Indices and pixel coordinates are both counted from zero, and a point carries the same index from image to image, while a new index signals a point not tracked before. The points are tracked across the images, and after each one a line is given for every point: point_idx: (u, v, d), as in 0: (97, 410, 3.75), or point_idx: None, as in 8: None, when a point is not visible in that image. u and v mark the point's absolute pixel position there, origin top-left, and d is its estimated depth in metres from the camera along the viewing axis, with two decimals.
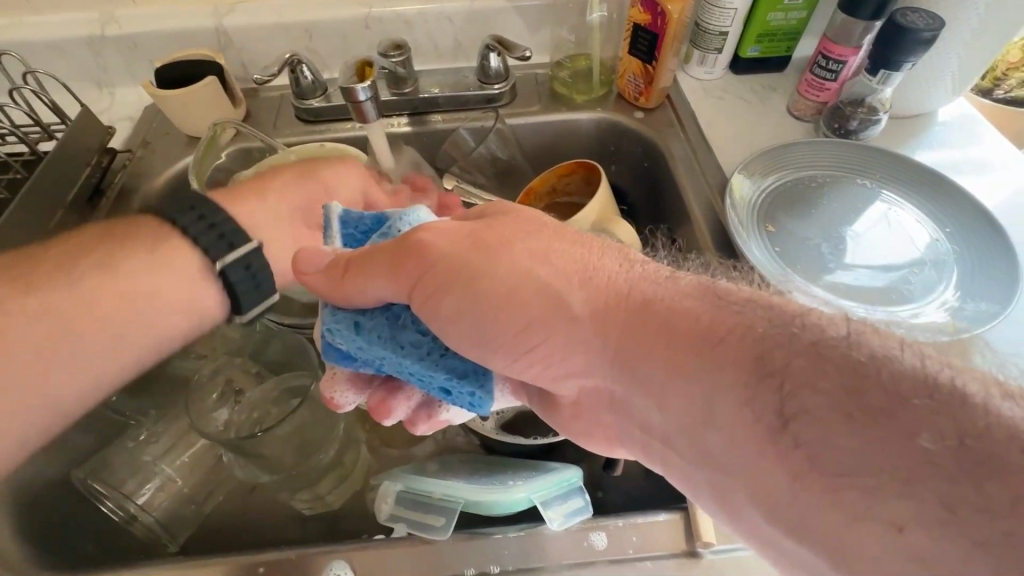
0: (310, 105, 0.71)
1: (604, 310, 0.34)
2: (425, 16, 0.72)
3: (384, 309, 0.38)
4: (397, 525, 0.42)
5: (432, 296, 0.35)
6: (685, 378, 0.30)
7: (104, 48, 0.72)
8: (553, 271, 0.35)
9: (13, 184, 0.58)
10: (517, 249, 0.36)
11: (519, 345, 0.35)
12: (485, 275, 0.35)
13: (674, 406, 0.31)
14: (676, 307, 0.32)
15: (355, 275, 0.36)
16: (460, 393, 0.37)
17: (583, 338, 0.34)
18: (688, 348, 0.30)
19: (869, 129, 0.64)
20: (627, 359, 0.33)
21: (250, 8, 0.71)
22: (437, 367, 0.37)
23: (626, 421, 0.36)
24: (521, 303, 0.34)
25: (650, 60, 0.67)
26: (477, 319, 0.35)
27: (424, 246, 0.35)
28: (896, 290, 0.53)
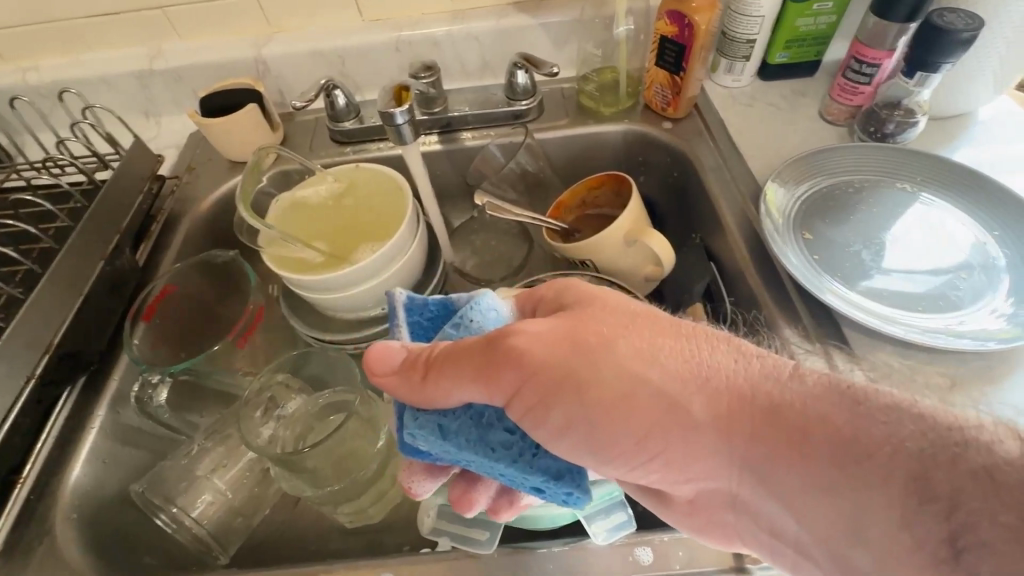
0: (344, 128, 0.73)
1: (729, 415, 0.33)
2: (452, 37, 0.74)
3: (471, 406, 0.39)
4: (439, 537, 0.44)
5: (532, 404, 0.35)
6: (823, 492, 0.30)
7: (152, 81, 0.76)
8: (661, 371, 0.35)
9: (74, 212, 0.60)
10: (619, 349, 0.36)
11: (635, 451, 0.35)
12: (587, 380, 0.35)
13: (814, 523, 0.31)
14: (808, 411, 0.32)
15: (443, 381, 0.36)
16: (555, 491, 0.37)
17: (706, 443, 0.33)
18: (834, 465, 0.30)
19: (907, 132, 0.62)
20: (738, 460, 0.33)
21: (287, 37, 0.75)
22: (532, 470, 0.37)
23: (750, 527, 0.35)
24: (635, 405, 0.34)
25: (677, 71, 0.67)
26: (586, 424, 0.35)
27: (517, 351, 0.35)
28: (943, 297, 0.52)
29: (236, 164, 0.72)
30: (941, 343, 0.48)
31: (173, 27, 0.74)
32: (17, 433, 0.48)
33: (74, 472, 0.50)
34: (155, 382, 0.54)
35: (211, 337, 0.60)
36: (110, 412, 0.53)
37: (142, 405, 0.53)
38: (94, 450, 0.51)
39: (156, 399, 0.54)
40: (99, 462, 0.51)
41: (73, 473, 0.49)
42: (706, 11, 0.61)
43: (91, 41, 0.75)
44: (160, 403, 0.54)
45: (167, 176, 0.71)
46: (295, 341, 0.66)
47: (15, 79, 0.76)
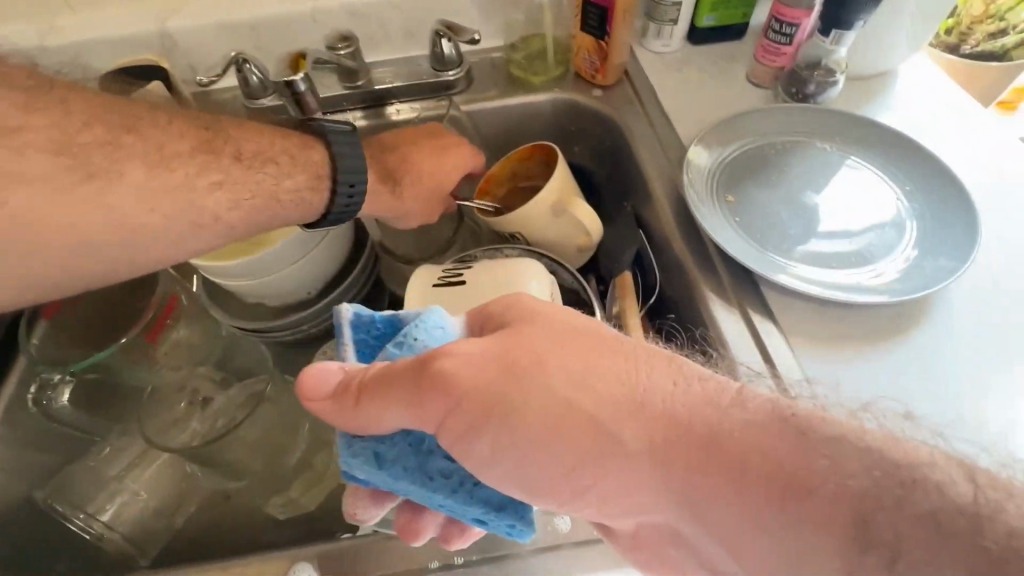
0: (260, 105, 0.69)
1: (667, 445, 0.32)
2: (372, 6, 0.71)
3: (411, 434, 0.37)
4: (363, 521, 0.45)
5: (465, 435, 0.34)
6: (759, 519, 0.30)
7: (45, 59, 0.70)
8: (599, 401, 0.33)
9: None
10: (557, 376, 0.34)
11: (575, 485, 0.34)
12: (526, 411, 0.33)
13: (751, 557, 0.30)
14: (746, 441, 0.31)
15: (380, 414, 0.34)
16: (498, 524, 0.37)
17: (643, 476, 0.32)
18: (775, 496, 0.30)
19: (827, 92, 0.63)
20: (677, 492, 0.32)
21: (192, 9, 0.70)
22: (474, 503, 0.36)
23: (687, 554, 0.35)
24: (572, 434, 0.33)
25: (602, 35, 0.65)
26: (526, 456, 0.34)
27: (453, 382, 0.33)
28: (857, 254, 0.53)
29: None
30: (854, 300, 0.49)
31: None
32: None
33: None
34: (56, 383, 0.52)
35: (104, 334, 0.52)
36: (7, 417, 0.51)
37: (44, 408, 0.52)
38: None
39: (57, 401, 0.51)
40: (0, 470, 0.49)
41: None
42: None
43: None
44: (62, 404, 0.52)
45: None
46: (218, 330, 0.57)
47: None
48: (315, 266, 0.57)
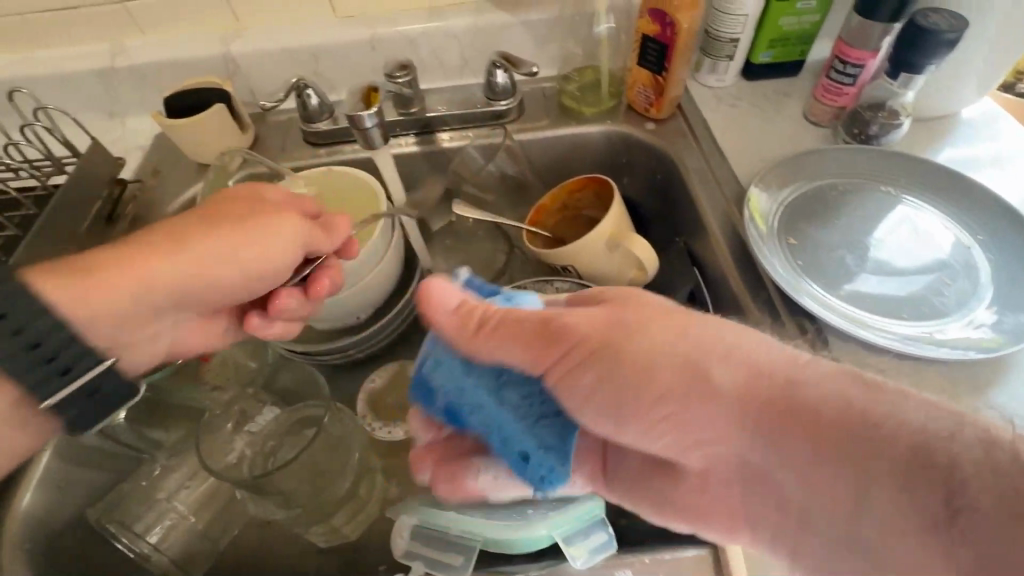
0: (317, 128, 0.70)
1: (753, 387, 0.30)
2: (429, 35, 0.72)
3: (507, 376, 0.38)
4: (413, 561, 0.42)
5: (571, 373, 0.35)
6: (833, 464, 0.28)
7: (114, 78, 0.73)
8: (687, 347, 0.33)
9: (26, 221, 0.56)
10: (653, 333, 0.34)
11: (653, 416, 0.33)
12: (623, 351, 0.34)
13: (818, 490, 0.29)
14: (824, 398, 0.29)
15: (489, 340, 0.36)
16: (534, 466, 0.38)
17: (721, 414, 0.31)
18: (841, 439, 0.28)
19: (891, 134, 0.62)
20: (746, 436, 0.31)
21: (256, 34, 0.72)
22: (530, 432, 0.38)
23: (759, 495, 0.33)
24: (654, 378, 0.33)
25: (659, 71, 0.65)
26: (620, 388, 0.34)
27: (569, 328, 0.35)
28: (928, 303, 0.51)
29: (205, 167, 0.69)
30: (930, 355, 0.47)
31: (136, 23, 0.71)
32: None
33: (24, 496, 0.48)
34: None
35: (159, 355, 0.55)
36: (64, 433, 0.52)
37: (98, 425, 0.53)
38: (48, 472, 0.50)
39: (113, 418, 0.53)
40: (53, 487, 0.50)
41: (24, 495, 0.48)
42: (687, 11, 0.59)
43: (48, 38, 0.72)
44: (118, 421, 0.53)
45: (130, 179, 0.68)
46: (265, 351, 0.57)
47: None
48: (370, 291, 0.58)
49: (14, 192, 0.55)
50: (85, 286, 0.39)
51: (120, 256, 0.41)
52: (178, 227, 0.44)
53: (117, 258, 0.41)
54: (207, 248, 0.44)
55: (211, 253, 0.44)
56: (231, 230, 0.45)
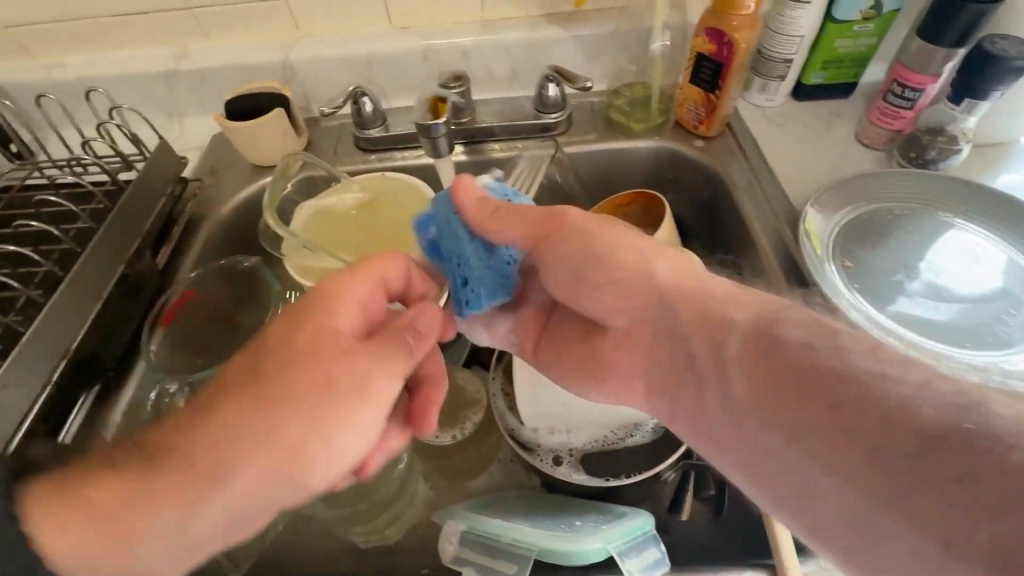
0: (370, 135, 0.72)
1: (681, 287, 0.40)
2: (482, 47, 0.73)
3: (492, 249, 0.43)
4: (463, 567, 0.43)
5: (553, 244, 0.43)
6: (769, 380, 0.33)
7: (177, 80, 0.76)
8: (663, 268, 0.42)
9: (96, 214, 0.59)
10: (641, 247, 0.43)
11: (588, 285, 0.44)
12: (601, 247, 0.43)
13: (729, 373, 0.35)
14: (743, 313, 0.36)
15: (501, 227, 0.42)
16: (467, 289, 0.42)
17: (646, 297, 0.42)
18: (762, 343, 0.34)
19: (949, 158, 0.61)
20: (660, 317, 0.41)
21: (315, 42, 0.74)
22: (478, 269, 0.42)
23: (666, 368, 0.42)
24: (617, 265, 0.42)
25: (713, 89, 0.65)
26: (586, 269, 0.43)
27: (565, 224, 0.43)
28: (991, 332, 0.50)
29: (260, 169, 0.72)
30: (994, 385, 0.46)
31: (201, 28, 0.74)
32: None
33: None
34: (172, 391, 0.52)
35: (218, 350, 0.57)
36: (124, 419, 0.52)
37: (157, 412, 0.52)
38: None
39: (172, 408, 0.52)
40: None
41: None
42: (746, 31, 0.60)
43: (118, 39, 0.75)
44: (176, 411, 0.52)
45: (189, 178, 0.70)
46: None
47: (41, 75, 0.75)
48: None
49: (89, 186, 0.58)
50: (123, 543, 0.33)
51: (166, 468, 0.33)
52: (234, 415, 0.35)
53: (129, 486, 0.33)
54: (285, 450, 0.35)
55: (301, 456, 0.35)
56: (332, 421, 0.36)
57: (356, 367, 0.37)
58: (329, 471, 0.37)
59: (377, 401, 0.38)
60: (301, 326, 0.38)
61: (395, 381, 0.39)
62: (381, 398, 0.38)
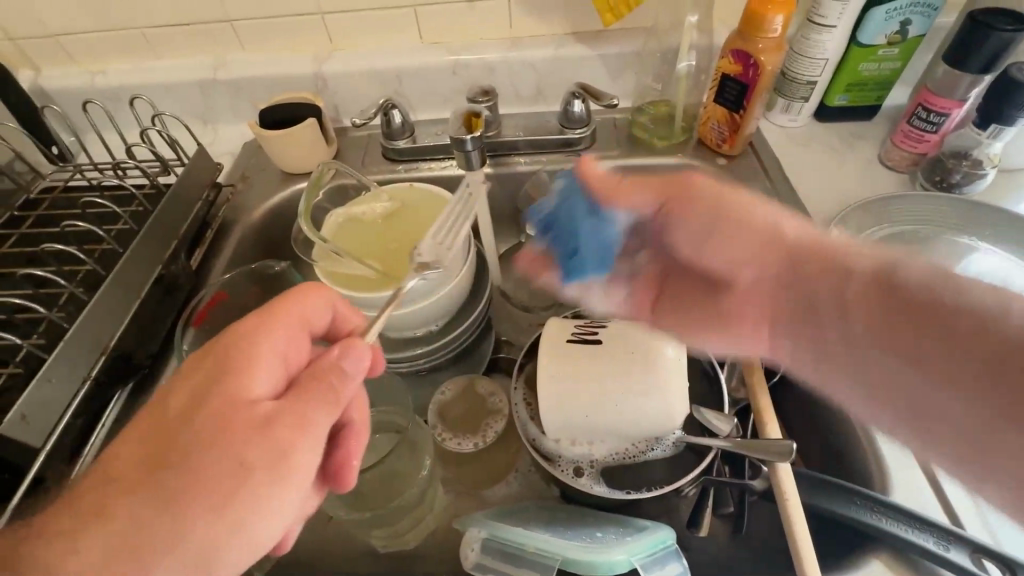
0: (398, 146, 0.74)
1: (785, 250, 0.43)
2: (510, 63, 0.75)
3: (606, 215, 0.48)
4: (485, 574, 0.44)
5: (652, 188, 0.47)
6: (868, 330, 0.38)
7: (213, 89, 0.78)
8: (742, 233, 0.44)
9: (136, 216, 0.61)
10: (722, 202, 0.45)
11: (705, 232, 0.46)
12: (718, 198, 0.45)
13: (852, 318, 0.39)
14: (826, 261, 0.40)
15: (627, 192, 0.47)
16: (578, 261, 0.50)
17: (758, 252, 0.44)
18: (873, 291, 0.38)
19: (975, 183, 0.61)
20: (797, 258, 0.42)
21: (348, 55, 0.76)
22: (590, 240, 0.48)
23: (774, 311, 0.46)
24: (750, 228, 0.44)
25: (737, 109, 0.66)
26: (698, 223, 0.46)
27: (694, 180, 0.46)
28: None
29: (290, 176, 0.74)
30: None
31: (239, 39, 0.76)
32: (69, 435, 0.48)
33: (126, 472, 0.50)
34: None
35: None
36: None
37: None
38: None
39: None
40: None
41: None
42: (771, 53, 0.60)
43: (159, 49, 0.78)
44: None
45: (223, 183, 0.72)
46: None
47: (84, 81, 0.78)
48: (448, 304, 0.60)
49: (130, 189, 0.60)
50: None
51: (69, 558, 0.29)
52: (133, 510, 0.30)
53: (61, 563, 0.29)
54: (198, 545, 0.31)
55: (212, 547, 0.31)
56: (249, 505, 0.32)
57: (270, 442, 0.33)
58: (245, 562, 0.33)
59: (297, 475, 0.34)
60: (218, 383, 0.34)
61: (315, 452, 0.35)
62: (300, 473, 0.34)
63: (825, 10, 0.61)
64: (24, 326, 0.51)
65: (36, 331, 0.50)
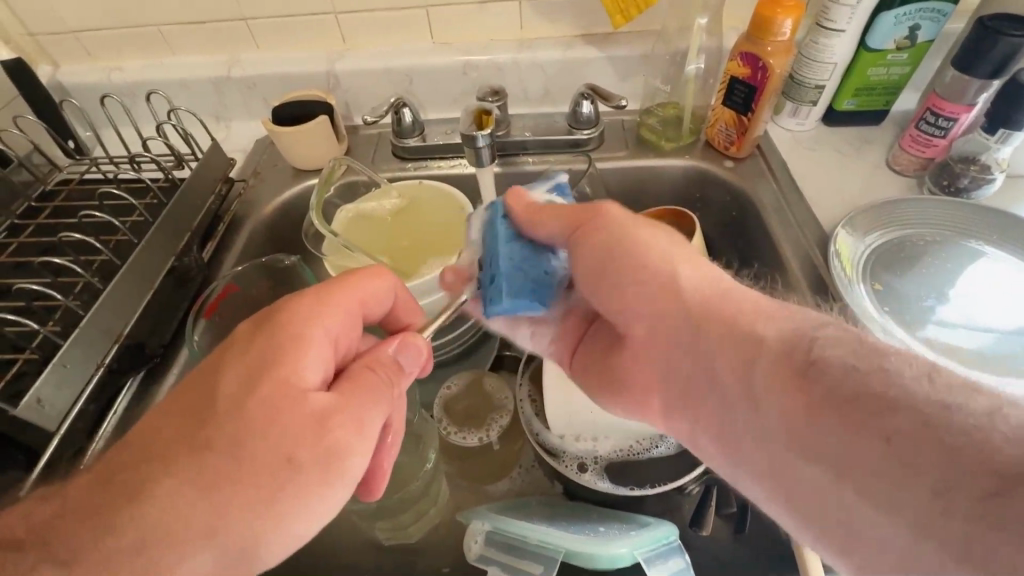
0: (407, 144, 0.75)
1: (702, 303, 0.36)
2: (519, 63, 0.76)
3: (544, 250, 0.45)
4: (488, 565, 0.46)
5: (555, 217, 0.43)
6: (783, 396, 0.30)
7: (227, 86, 0.80)
8: (656, 262, 0.39)
9: (150, 209, 0.62)
10: (615, 232, 0.41)
11: (603, 282, 0.41)
12: (626, 243, 0.40)
13: (759, 392, 0.31)
14: (749, 315, 0.34)
15: (545, 218, 0.43)
16: (492, 288, 0.43)
17: (647, 294, 0.39)
18: (740, 349, 0.33)
19: (982, 188, 0.62)
20: (698, 334, 0.36)
21: (360, 54, 0.77)
22: (496, 289, 0.43)
23: (673, 378, 0.37)
24: (642, 273, 0.39)
25: (745, 111, 0.67)
26: (611, 287, 0.41)
27: (604, 217, 0.42)
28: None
29: (302, 173, 0.74)
30: None
31: (253, 38, 0.78)
32: (81, 420, 0.49)
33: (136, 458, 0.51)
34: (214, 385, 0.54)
35: None
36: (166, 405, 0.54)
37: None
38: None
39: None
40: None
41: None
42: (780, 56, 0.61)
43: (175, 46, 0.79)
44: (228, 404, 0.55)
45: (235, 179, 0.73)
46: None
47: (101, 77, 0.80)
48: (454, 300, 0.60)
49: (145, 182, 0.61)
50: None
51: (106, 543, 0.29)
52: (176, 495, 0.31)
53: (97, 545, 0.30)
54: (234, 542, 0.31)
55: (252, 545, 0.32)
56: (292, 503, 0.33)
57: (325, 440, 0.34)
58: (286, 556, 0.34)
59: (345, 477, 0.35)
60: (273, 387, 0.34)
61: (365, 454, 0.36)
62: (348, 477, 0.35)
63: (834, 14, 0.62)
64: (41, 312, 0.52)
65: (52, 318, 0.51)
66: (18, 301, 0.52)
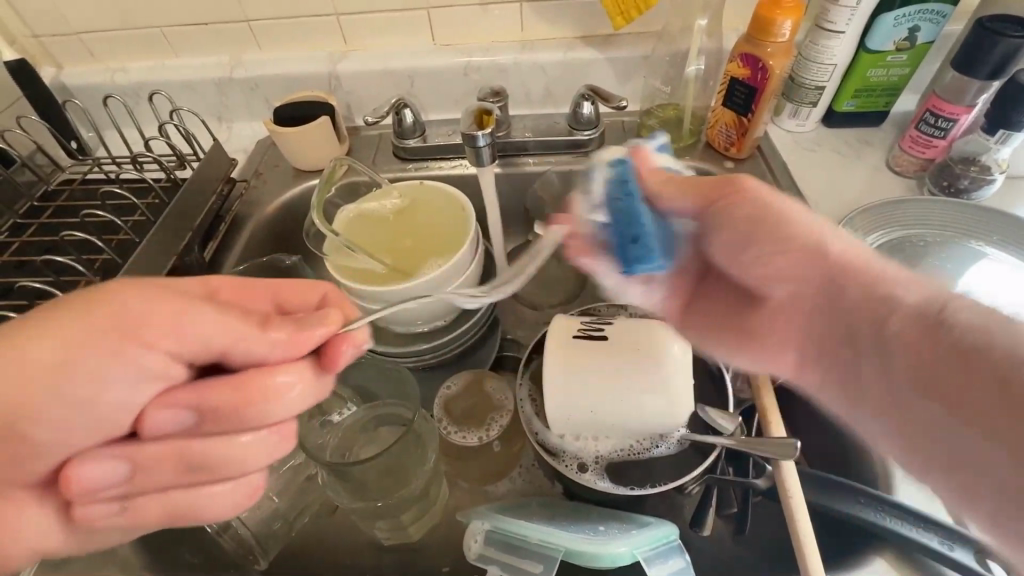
0: (408, 145, 0.75)
1: (834, 278, 0.36)
2: (520, 65, 0.76)
3: (664, 220, 0.43)
4: (488, 565, 0.45)
5: (711, 189, 0.40)
6: (908, 358, 0.32)
7: (229, 87, 0.80)
8: (778, 243, 0.38)
9: (152, 208, 0.63)
10: (750, 201, 0.38)
11: (741, 241, 0.40)
12: (754, 212, 0.38)
13: (892, 356, 0.33)
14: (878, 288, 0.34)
15: (676, 190, 0.41)
16: (639, 247, 0.40)
17: (787, 260, 0.38)
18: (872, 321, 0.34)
19: (982, 188, 0.62)
20: (832, 303, 0.37)
21: (362, 55, 0.78)
22: (648, 245, 0.40)
23: (810, 327, 0.40)
24: (784, 228, 0.37)
25: (745, 112, 0.67)
26: (753, 244, 0.39)
27: (748, 186, 0.39)
28: None
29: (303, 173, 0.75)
30: None
31: (255, 39, 0.78)
32: None
33: None
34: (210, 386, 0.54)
35: None
36: None
37: None
38: None
39: None
40: None
41: None
42: (780, 57, 0.61)
43: (178, 47, 0.79)
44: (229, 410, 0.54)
45: (237, 179, 0.74)
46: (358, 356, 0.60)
47: (104, 78, 0.80)
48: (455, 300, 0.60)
49: (148, 182, 0.62)
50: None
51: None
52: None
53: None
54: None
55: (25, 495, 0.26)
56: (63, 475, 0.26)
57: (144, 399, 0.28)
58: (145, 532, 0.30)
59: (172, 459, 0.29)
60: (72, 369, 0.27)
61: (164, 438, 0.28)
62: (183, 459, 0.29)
63: (834, 16, 0.62)
64: None
65: None
66: (21, 300, 0.53)
